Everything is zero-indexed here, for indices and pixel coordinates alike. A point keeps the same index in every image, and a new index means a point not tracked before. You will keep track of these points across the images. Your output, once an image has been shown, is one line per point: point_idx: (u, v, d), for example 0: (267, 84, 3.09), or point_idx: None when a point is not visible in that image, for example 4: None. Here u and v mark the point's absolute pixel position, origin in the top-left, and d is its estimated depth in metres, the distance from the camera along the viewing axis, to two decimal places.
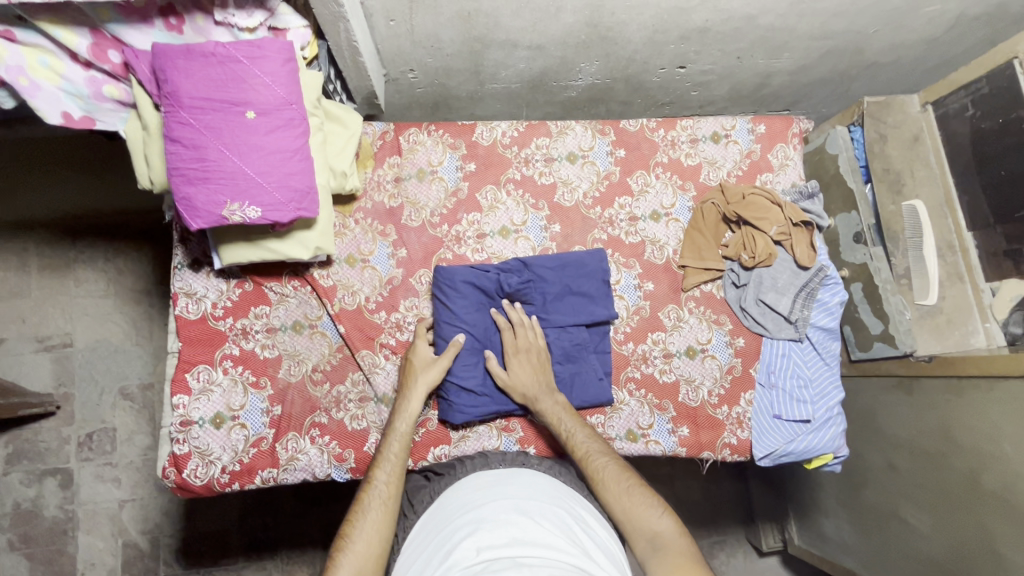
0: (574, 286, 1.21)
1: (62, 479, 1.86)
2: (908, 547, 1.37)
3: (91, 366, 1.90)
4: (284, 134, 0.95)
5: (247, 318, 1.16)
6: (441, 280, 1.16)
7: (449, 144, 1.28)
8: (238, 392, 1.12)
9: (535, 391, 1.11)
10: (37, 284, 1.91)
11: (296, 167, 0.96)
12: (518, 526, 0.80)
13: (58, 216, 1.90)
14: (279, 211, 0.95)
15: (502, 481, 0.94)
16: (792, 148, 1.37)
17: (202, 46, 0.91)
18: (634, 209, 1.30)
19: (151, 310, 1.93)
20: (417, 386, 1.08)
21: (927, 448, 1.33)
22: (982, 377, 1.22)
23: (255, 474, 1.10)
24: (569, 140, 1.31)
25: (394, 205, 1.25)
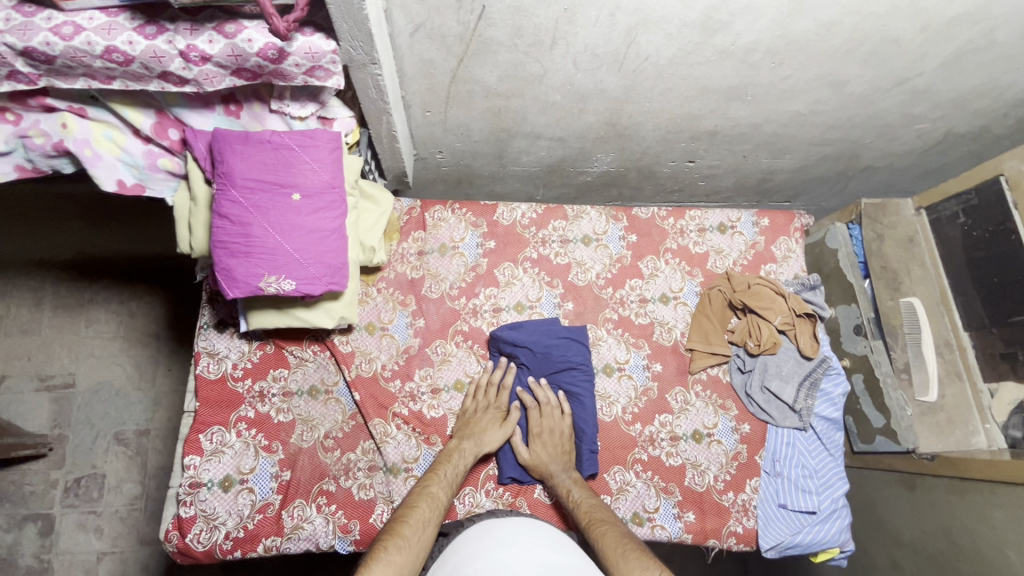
0: (571, 360, 1.24)
1: (43, 526, 1.82)
2: None
3: (89, 410, 1.89)
4: (325, 215, 1.02)
5: (266, 381, 1.19)
6: (503, 343, 1.23)
7: (472, 222, 1.35)
8: (250, 455, 1.14)
9: (553, 467, 1.16)
10: (49, 322, 1.94)
11: (331, 245, 1.02)
12: (526, 553, 0.87)
13: (79, 256, 1.95)
14: (312, 284, 1.00)
15: (508, 520, 0.99)
16: (794, 241, 1.44)
17: (259, 133, 0.99)
18: (645, 291, 1.36)
19: (157, 357, 1.95)
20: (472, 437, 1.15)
21: (934, 552, 1.33)
22: (985, 481, 1.23)
23: (258, 542, 1.09)
24: (584, 224, 1.38)
25: (416, 277, 1.30)
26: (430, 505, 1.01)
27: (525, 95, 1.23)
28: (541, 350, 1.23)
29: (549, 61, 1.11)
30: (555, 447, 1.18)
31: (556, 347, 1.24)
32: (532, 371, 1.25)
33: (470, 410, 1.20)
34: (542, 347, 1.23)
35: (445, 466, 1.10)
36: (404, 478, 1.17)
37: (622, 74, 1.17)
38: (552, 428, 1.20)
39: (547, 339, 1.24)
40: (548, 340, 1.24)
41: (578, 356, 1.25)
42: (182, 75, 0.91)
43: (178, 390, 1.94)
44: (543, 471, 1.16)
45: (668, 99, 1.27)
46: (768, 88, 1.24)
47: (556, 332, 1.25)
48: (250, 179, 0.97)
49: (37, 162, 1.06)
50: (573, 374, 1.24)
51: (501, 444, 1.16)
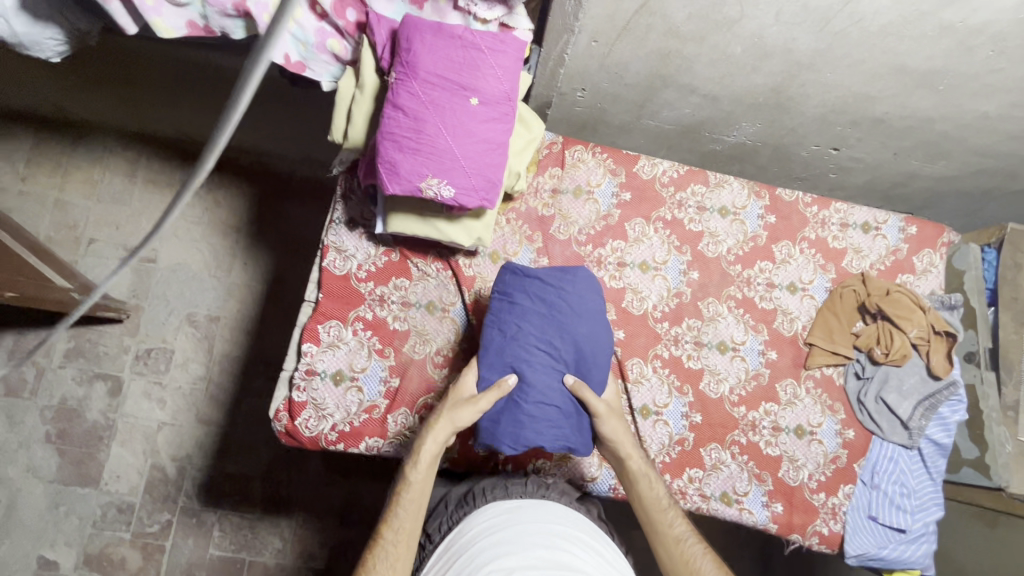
0: (585, 308, 1.07)
1: (112, 386, 1.83)
2: None
3: (166, 286, 1.87)
4: (496, 126, 0.98)
5: (387, 287, 1.18)
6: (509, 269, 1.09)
7: (610, 169, 1.30)
8: (363, 355, 1.15)
9: (626, 447, 1.04)
10: (139, 193, 1.85)
11: (495, 159, 0.99)
12: (546, 546, 0.84)
13: (177, 136, 1.86)
14: (469, 196, 0.97)
15: (519, 508, 0.95)
16: (939, 256, 1.35)
17: (451, 28, 0.95)
18: (774, 276, 1.30)
19: (235, 248, 1.89)
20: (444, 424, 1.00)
21: None
22: None
23: (362, 439, 1.11)
24: (725, 194, 1.32)
25: (546, 214, 1.26)
26: (396, 538, 0.90)
27: (705, 41, 1.14)
28: (552, 286, 1.07)
29: (753, 5, 1.03)
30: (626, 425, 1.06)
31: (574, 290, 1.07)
32: (534, 309, 1.05)
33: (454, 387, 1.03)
34: (558, 279, 1.07)
35: (415, 477, 0.96)
36: None
37: (820, 35, 1.08)
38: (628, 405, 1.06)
39: (563, 278, 1.08)
40: (564, 282, 1.07)
41: (592, 301, 1.08)
42: None
43: (251, 283, 1.89)
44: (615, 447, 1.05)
45: (853, 74, 1.17)
46: (970, 79, 1.14)
47: (576, 273, 1.09)
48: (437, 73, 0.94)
49: (210, 20, 1.03)
50: (580, 322, 1.06)
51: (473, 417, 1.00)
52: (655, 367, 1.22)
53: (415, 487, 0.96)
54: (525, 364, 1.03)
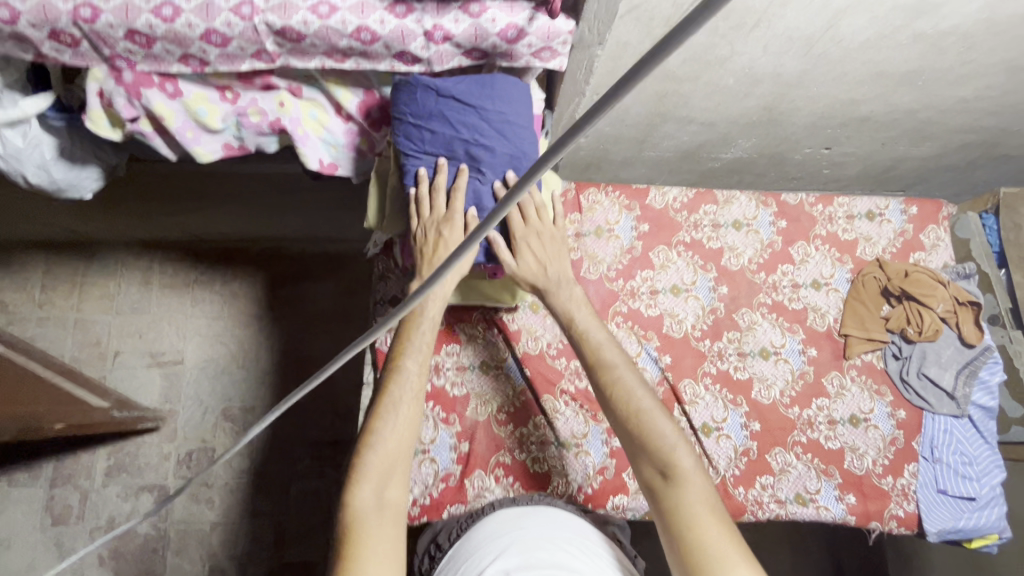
0: (501, 126, 0.94)
1: (158, 496, 1.78)
2: None
3: (198, 385, 1.85)
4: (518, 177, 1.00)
5: (440, 355, 1.23)
6: (413, 92, 0.92)
7: (625, 205, 1.37)
8: (429, 426, 1.18)
9: (547, 283, 1.06)
10: (157, 299, 1.90)
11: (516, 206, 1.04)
12: (545, 549, 0.86)
13: (187, 239, 1.91)
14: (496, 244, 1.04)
15: (523, 516, 0.99)
16: (943, 230, 1.43)
17: (465, 94, 0.91)
18: (797, 276, 1.37)
19: (262, 334, 1.90)
20: (439, 291, 1.00)
21: None
22: None
23: (444, 509, 1.14)
24: (735, 209, 1.40)
25: (575, 257, 1.32)
26: (392, 441, 0.89)
27: (699, 79, 1.22)
28: (459, 107, 0.92)
29: (742, 44, 1.12)
30: (548, 243, 1.08)
31: (482, 111, 0.93)
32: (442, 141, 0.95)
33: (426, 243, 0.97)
34: (462, 108, 0.92)
35: (396, 386, 0.94)
36: (575, 453, 1.20)
37: (805, 57, 1.17)
38: (543, 227, 1.09)
39: (475, 91, 0.92)
40: (478, 98, 0.92)
41: (516, 112, 0.94)
42: (418, 55, 0.92)
43: (283, 368, 1.88)
44: (532, 283, 1.06)
45: (838, 84, 1.26)
46: (945, 72, 1.24)
47: (483, 84, 0.92)
48: (442, 125, 0.93)
49: (246, 140, 1.08)
50: (499, 143, 0.95)
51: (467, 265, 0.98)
52: (707, 385, 1.27)
53: (398, 397, 0.93)
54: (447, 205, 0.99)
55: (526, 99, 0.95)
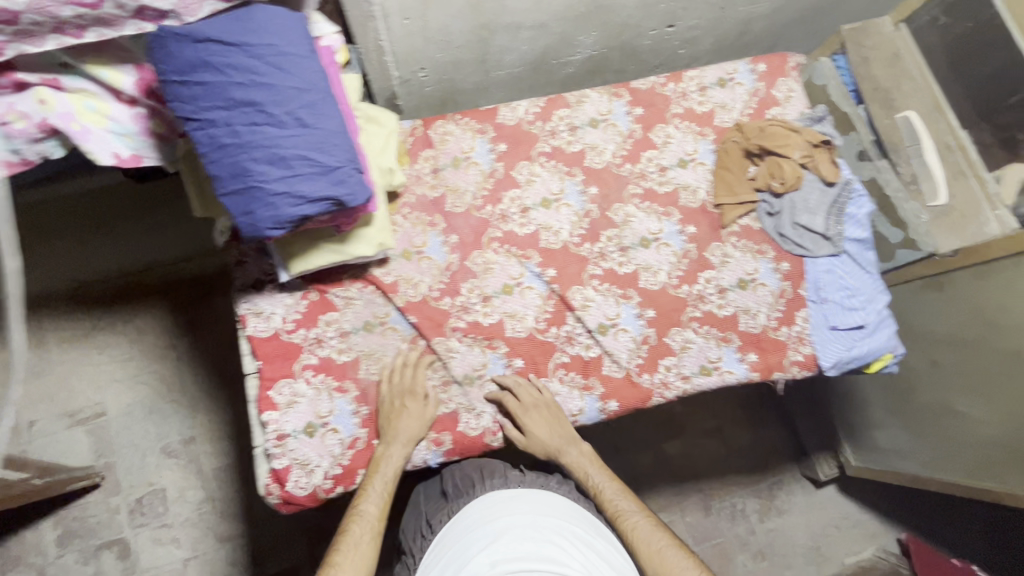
0: (275, 60, 0.87)
1: (119, 550, 1.65)
2: (969, 435, 1.47)
3: (129, 432, 1.70)
4: (320, 109, 0.91)
5: (319, 327, 1.18)
6: (165, 47, 0.83)
7: (477, 129, 1.33)
8: (324, 399, 1.14)
9: (557, 446, 1.16)
10: (61, 358, 1.69)
11: (336, 140, 0.93)
12: (536, 541, 0.95)
13: (72, 285, 1.69)
14: (329, 188, 0.92)
15: (515, 498, 1.05)
16: (792, 80, 1.45)
17: (222, 33, 0.84)
18: (662, 160, 1.36)
19: (182, 362, 1.73)
20: (402, 434, 1.11)
21: (966, 334, 1.42)
22: (1017, 256, 1.26)
23: (356, 474, 1.13)
24: (588, 107, 1.37)
25: (437, 195, 1.28)
26: (366, 521, 1.02)
27: None
28: (220, 51, 0.84)
29: None
30: (545, 424, 1.17)
31: (246, 48, 0.85)
32: (218, 90, 0.85)
33: (395, 414, 1.13)
34: (223, 49, 0.84)
35: (378, 473, 1.09)
36: (479, 385, 1.20)
37: None
38: (534, 403, 1.18)
39: (232, 30, 0.85)
40: (237, 35, 0.85)
41: (286, 43, 0.88)
42: (160, 7, 0.83)
43: (211, 385, 1.74)
44: (544, 450, 1.16)
45: None
46: None
47: (237, 23, 0.85)
48: (210, 73, 0.84)
49: (22, 152, 0.94)
50: (280, 77, 0.87)
51: (420, 432, 1.13)
52: (595, 286, 1.27)
53: (381, 479, 1.08)
54: (254, 159, 0.88)
55: (293, 28, 0.90)
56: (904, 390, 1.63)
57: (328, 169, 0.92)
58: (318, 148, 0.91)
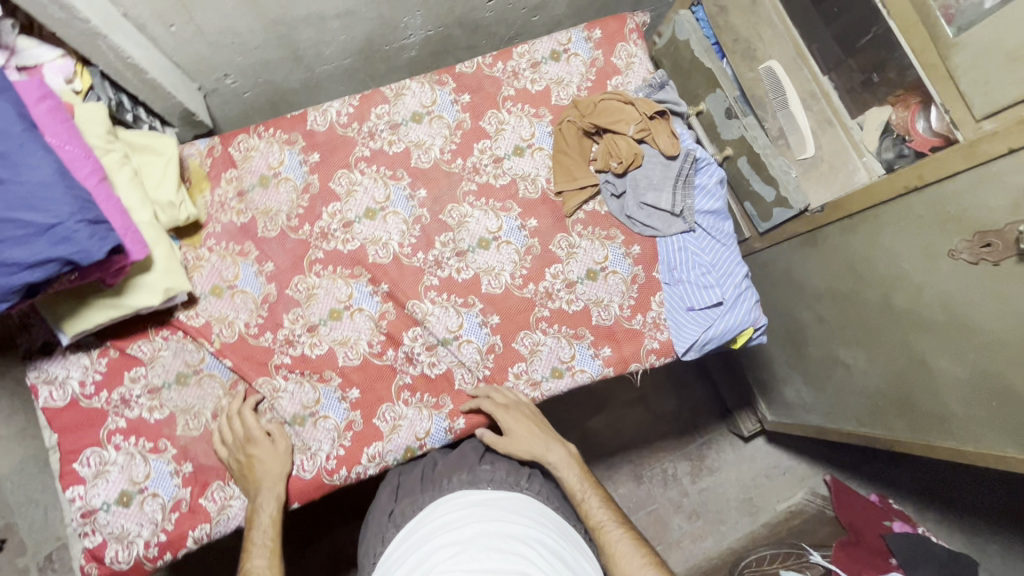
0: None
1: None
2: (854, 386, 1.39)
3: (24, 489, 1.49)
4: (23, 158, 0.79)
5: (124, 386, 1.07)
6: None
7: (285, 140, 1.19)
8: (139, 463, 1.04)
9: (542, 446, 1.09)
10: None
11: (51, 190, 0.80)
12: (501, 551, 0.82)
13: None
14: (47, 250, 0.79)
15: (488, 500, 0.95)
16: (633, 44, 1.35)
17: None
18: (496, 150, 1.26)
19: None
20: (268, 480, 1.03)
21: (842, 289, 1.33)
22: (868, 210, 1.21)
23: (185, 538, 1.03)
24: (409, 100, 1.24)
25: (245, 221, 1.16)
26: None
27: None
28: None
29: None
30: (532, 425, 1.11)
31: None
32: None
33: (253, 457, 1.04)
34: None
35: (255, 526, 0.97)
36: (312, 423, 1.11)
37: None
38: (510, 404, 1.13)
39: None
40: None
41: None
42: None
43: None
44: (529, 452, 1.08)
45: None
46: None
47: None
48: None
49: None
50: None
51: (284, 470, 1.05)
52: (433, 299, 1.18)
53: (260, 532, 0.97)
54: None
55: None
56: (797, 343, 1.55)
57: (45, 226, 0.79)
58: (26, 205, 0.78)
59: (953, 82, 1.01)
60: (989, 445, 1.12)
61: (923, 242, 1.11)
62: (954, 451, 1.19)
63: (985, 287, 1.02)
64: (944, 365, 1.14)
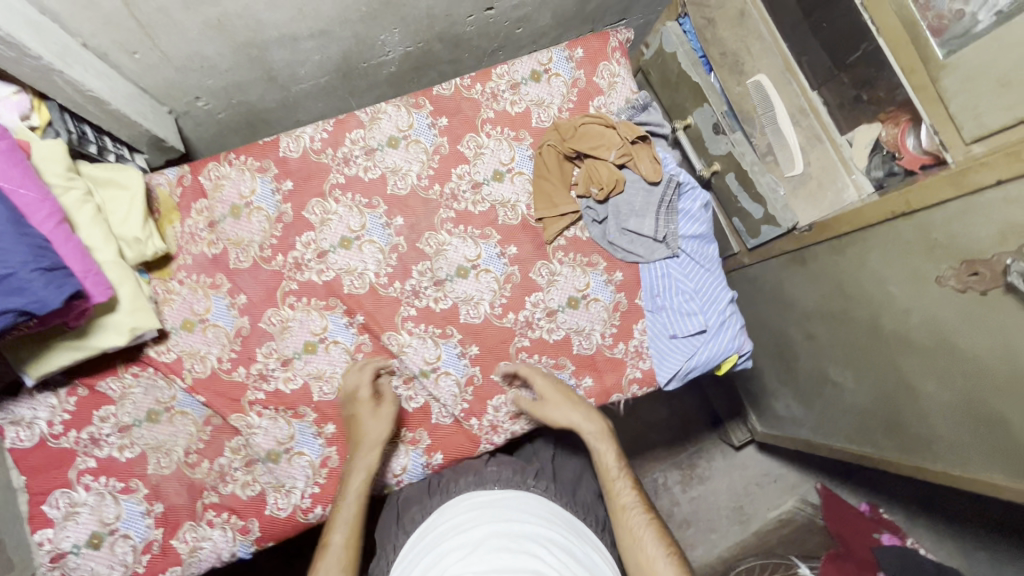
0: None
1: None
2: (843, 402, 1.49)
3: None
4: None
5: (259, 361, 1.09)
6: None
7: (413, 104, 1.20)
8: (282, 425, 1.07)
9: (573, 420, 1.07)
10: None
11: None
12: (511, 551, 0.81)
13: None
14: None
15: (489, 502, 0.94)
16: None
17: None
18: (611, 106, 1.25)
19: None
20: (372, 432, 1.03)
21: (833, 308, 1.41)
22: (856, 231, 1.29)
23: (336, 492, 1.06)
24: (527, 60, 1.24)
25: (371, 177, 1.17)
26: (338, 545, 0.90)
27: None
28: None
29: None
30: (562, 397, 1.10)
31: None
32: None
33: (357, 404, 1.04)
34: None
35: (347, 487, 0.98)
36: (436, 378, 1.12)
37: None
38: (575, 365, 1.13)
39: None
40: None
41: None
42: None
43: None
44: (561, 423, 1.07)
45: None
46: None
47: None
48: None
49: None
50: None
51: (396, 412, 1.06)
52: (561, 259, 1.20)
53: (343, 496, 0.97)
54: None
55: None
56: (787, 358, 1.65)
57: None
58: None
59: (944, 107, 1.08)
60: (980, 469, 1.18)
61: (911, 268, 1.18)
62: (942, 473, 1.26)
63: (971, 316, 1.08)
64: (931, 391, 1.23)
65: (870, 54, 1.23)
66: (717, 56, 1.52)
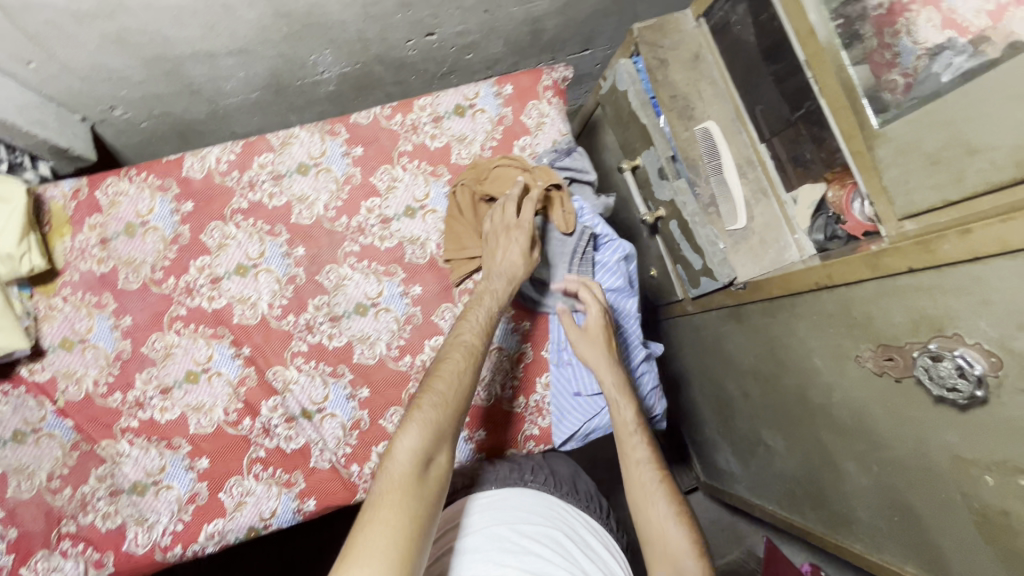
0: None
1: None
2: (774, 468, 1.35)
3: None
4: None
5: (136, 388, 1.05)
6: None
7: (328, 131, 1.16)
8: (154, 456, 1.03)
9: (618, 391, 1.02)
10: None
11: None
12: (511, 553, 0.80)
13: None
14: None
15: (493, 503, 0.93)
16: None
17: None
18: (536, 147, 1.20)
19: None
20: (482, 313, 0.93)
21: (764, 371, 1.29)
22: (784, 296, 1.17)
23: (200, 530, 1.01)
24: (452, 92, 1.20)
25: (276, 205, 1.13)
26: (426, 426, 0.77)
27: None
28: None
29: None
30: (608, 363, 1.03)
31: None
32: None
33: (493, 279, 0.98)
34: None
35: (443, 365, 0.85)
36: (320, 419, 1.07)
37: None
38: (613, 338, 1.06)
39: None
40: None
41: None
42: None
43: None
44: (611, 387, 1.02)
45: None
46: None
47: None
48: None
49: None
50: None
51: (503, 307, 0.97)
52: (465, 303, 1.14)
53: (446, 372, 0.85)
54: None
55: None
56: (726, 413, 1.53)
57: None
58: None
59: (879, 178, 0.93)
60: (889, 558, 1.07)
61: (834, 344, 1.06)
62: (858, 556, 1.13)
63: (888, 402, 0.97)
64: (853, 472, 1.09)
65: (813, 112, 1.14)
66: (668, 99, 1.33)
